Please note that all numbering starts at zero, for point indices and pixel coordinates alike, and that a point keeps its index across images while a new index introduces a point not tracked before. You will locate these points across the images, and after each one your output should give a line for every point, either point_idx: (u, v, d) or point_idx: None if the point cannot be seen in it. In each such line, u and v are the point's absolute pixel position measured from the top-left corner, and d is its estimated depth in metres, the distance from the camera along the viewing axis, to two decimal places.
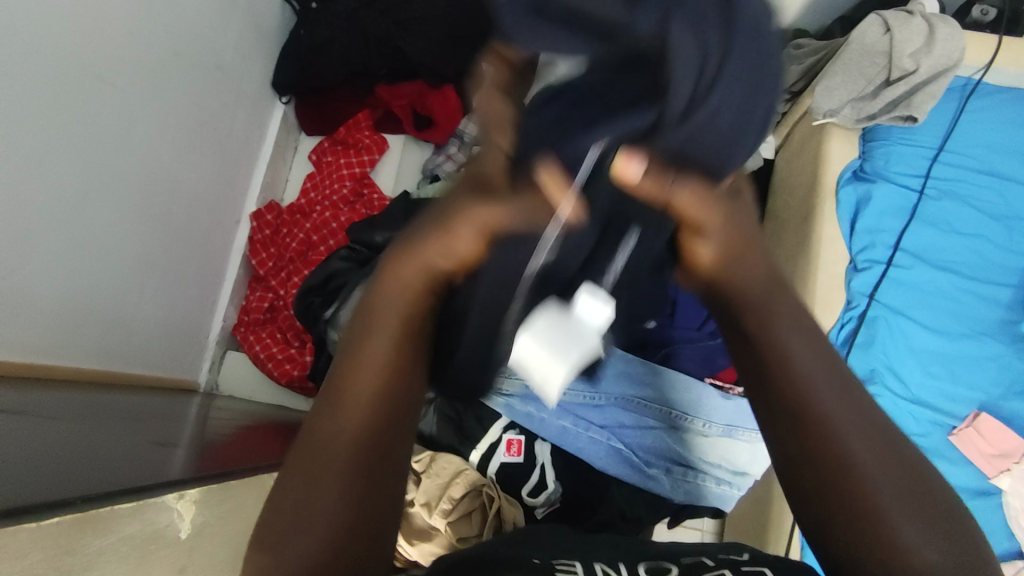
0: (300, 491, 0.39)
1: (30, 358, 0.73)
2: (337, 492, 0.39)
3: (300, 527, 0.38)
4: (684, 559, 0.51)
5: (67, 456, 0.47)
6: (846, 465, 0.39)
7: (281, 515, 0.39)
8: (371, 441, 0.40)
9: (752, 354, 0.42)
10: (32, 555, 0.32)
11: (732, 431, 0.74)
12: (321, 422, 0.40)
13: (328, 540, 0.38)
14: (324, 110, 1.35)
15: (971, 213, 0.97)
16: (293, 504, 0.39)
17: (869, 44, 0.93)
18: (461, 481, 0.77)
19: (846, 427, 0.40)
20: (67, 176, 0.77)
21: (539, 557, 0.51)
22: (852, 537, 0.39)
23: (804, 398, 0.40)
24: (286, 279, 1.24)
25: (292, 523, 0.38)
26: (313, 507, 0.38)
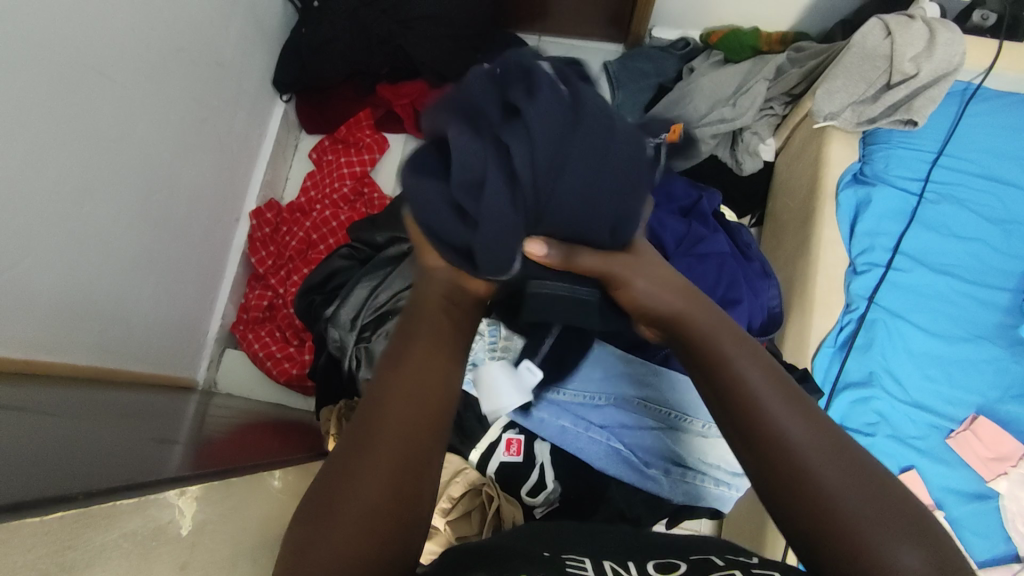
0: (343, 483, 0.43)
1: (29, 354, 0.73)
2: (380, 481, 0.43)
3: (340, 517, 0.42)
4: (692, 556, 0.51)
5: (68, 452, 0.47)
6: (802, 477, 0.43)
7: (325, 503, 0.43)
8: (408, 442, 0.44)
9: (711, 388, 0.48)
10: (37, 549, 0.32)
11: None
12: (371, 411, 0.45)
13: (367, 523, 0.42)
14: (325, 109, 1.35)
15: (969, 217, 0.97)
16: (334, 495, 0.43)
17: (870, 48, 0.93)
18: (461, 480, 0.77)
19: (800, 452, 0.43)
20: (68, 171, 0.77)
21: (550, 552, 0.51)
22: (834, 547, 0.42)
23: (757, 419, 0.45)
24: (285, 277, 1.24)
25: (334, 511, 0.42)
26: (353, 498, 0.42)
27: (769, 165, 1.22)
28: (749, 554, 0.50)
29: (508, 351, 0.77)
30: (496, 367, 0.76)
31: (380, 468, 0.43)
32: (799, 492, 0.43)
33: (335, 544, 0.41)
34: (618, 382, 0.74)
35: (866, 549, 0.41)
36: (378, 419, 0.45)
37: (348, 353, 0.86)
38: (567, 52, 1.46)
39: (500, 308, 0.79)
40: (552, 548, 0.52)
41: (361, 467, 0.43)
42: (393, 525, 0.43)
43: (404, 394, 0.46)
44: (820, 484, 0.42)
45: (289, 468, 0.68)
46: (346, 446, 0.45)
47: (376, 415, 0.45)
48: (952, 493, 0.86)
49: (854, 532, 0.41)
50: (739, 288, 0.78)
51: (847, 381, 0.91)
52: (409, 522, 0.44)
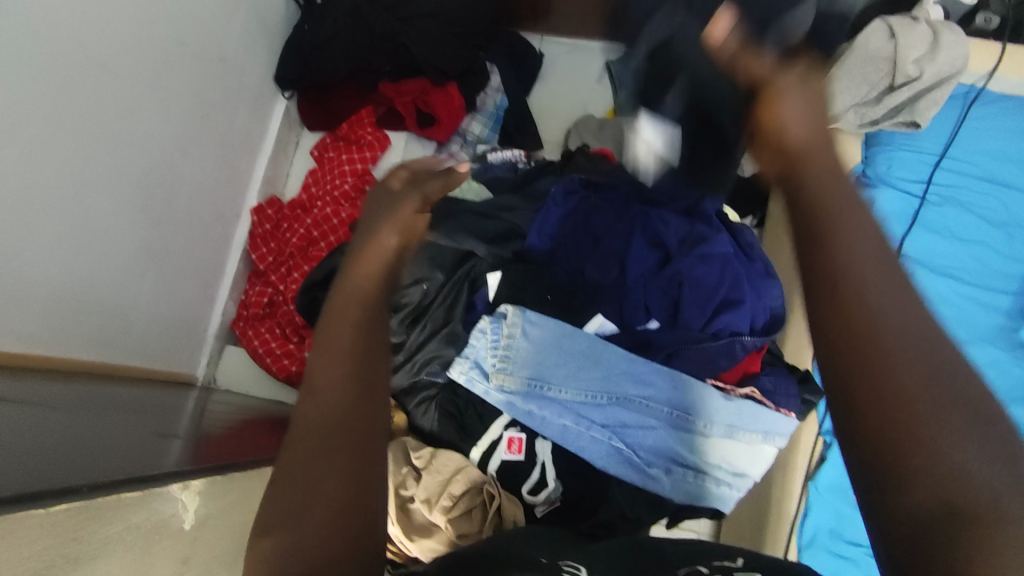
0: (297, 477, 0.43)
1: (28, 347, 0.73)
2: (342, 461, 0.44)
3: (296, 512, 0.42)
4: (677, 561, 0.50)
5: (70, 445, 0.47)
6: (902, 396, 0.37)
7: (282, 508, 0.42)
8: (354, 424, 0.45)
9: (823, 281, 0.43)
10: (43, 539, 0.32)
11: (733, 432, 0.74)
12: (317, 397, 0.46)
13: (336, 506, 0.42)
14: (327, 106, 1.35)
15: (972, 219, 0.97)
16: (290, 490, 0.43)
17: (874, 49, 0.91)
18: (462, 478, 0.76)
19: (896, 362, 0.38)
20: (68, 166, 0.76)
21: (547, 558, 0.50)
22: (879, 427, 0.37)
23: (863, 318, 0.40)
24: (286, 274, 1.23)
25: (291, 508, 0.42)
26: (309, 490, 0.43)
27: (771, 167, 1.22)
28: (734, 557, 0.50)
29: (508, 349, 0.77)
30: (498, 365, 0.76)
31: (333, 455, 0.44)
32: (862, 363, 0.39)
33: (310, 534, 0.41)
34: (620, 382, 0.75)
35: (915, 438, 0.35)
36: (323, 407, 0.46)
37: None
38: (571, 51, 1.46)
39: (502, 307, 0.80)
40: (549, 554, 0.52)
41: (316, 455, 0.44)
42: (351, 511, 0.43)
43: (345, 376, 0.47)
44: (894, 367, 0.38)
45: None
46: (295, 440, 0.45)
47: (321, 404, 0.46)
48: None
49: (910, 416, 0.36)
50: (743, 288, 0.79)
51: None
52: (367, 507, 0.44)
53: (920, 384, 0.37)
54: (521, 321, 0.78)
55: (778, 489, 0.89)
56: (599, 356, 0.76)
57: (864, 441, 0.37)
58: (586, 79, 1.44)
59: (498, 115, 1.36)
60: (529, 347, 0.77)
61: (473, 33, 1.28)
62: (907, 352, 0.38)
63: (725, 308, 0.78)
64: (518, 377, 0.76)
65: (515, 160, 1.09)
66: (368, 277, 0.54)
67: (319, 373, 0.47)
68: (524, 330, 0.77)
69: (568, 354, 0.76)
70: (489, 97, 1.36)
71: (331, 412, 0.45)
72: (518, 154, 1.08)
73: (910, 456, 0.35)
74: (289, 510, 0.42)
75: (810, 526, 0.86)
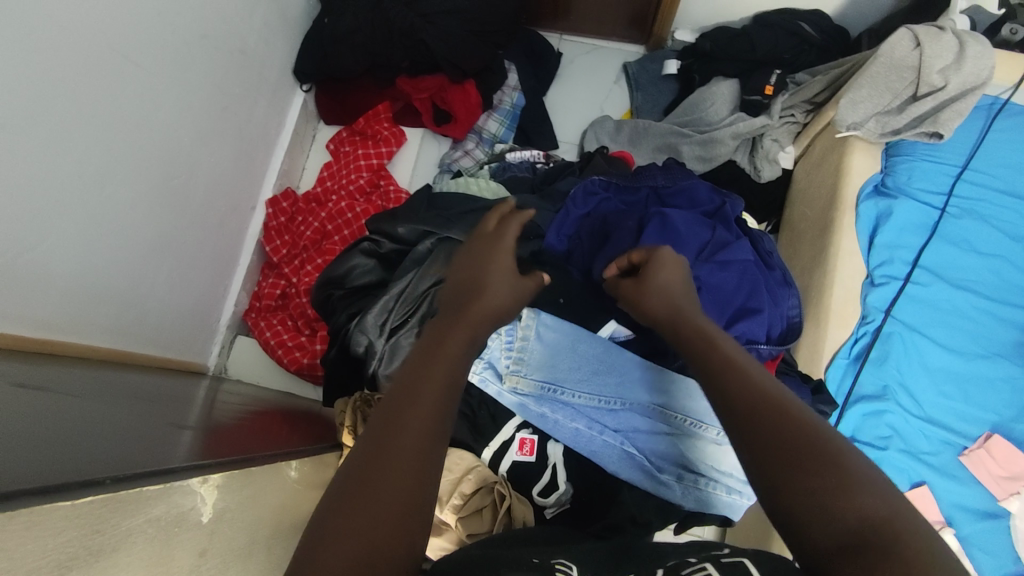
0: (347, 505, 0.43)
1: (42, 333, 0.74)
2: (399, 481, 0.45)
3: (340, 539, 0.42)
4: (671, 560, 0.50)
5: (87, 433, 0.47)
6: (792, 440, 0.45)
7: (322, 536, 0.42)
8: (416, 462, 0.46)
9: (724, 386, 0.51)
10: (66, 532, 0.32)
11: None
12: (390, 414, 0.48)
13: (384, 520, 0.43)
14: (345, 99, 1.35)
15: (991, 232, 0.96)
16: (336, 521, 0.43)
17: (898, 58, 0.92)
18: (473, 478, 0.77)
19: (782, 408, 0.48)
20: (88, 155, 0.77)
21: (538, 559, 0.50)
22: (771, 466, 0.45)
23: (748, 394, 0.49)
24: (299, 266, 1.24)
25: (336, 532, 0.42)
26: (358, 518, 0.43)
27: (788, 173, 1.21)
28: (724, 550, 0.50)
29: (522, 351, 0.77)
30: (511, 367, 0.76)
31: (384, 491, 0.44)
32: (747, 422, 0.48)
33: (353, 535, 0.42)
34: (633, 391, 0.75)
35: (794, 470, 0.44)
36: (384, 440, 0.46)
37: (374, 360, 0.86)
38: (590, 51, 1.46)
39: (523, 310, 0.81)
40: (541, 555, 0.51)
41: (367, 489, 0.44)
42: (395, 547, 0.43)
43: (410, 419, 0.47)
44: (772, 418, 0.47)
45: (301, 458, 0.68)
46: (350, 470, 0.46)
47: (386, 438, 0.46)
48: (964, 511, 0.85)
49: (790, 456, 0.45)
50: (762, 295, 0.78)
51: (861, 394, 0.90)
52: (409, 545, 0.44)
53: (795, 435, 0.46)
54: (534, 324, 0.79)
55: None
56: (612, 362, 0.76)
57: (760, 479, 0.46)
58: (604, 80, 1.43)
59: (515, 114, 1.36)
60: (543, 351, 0.77)
61: (492, 31, 1.28)
62: (777, 415, 0.47)
63: (742, 316, 0.78)
64: (530, 380, 0.76)
65: (533, 159, 1.11)
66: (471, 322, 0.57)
67: (389, 410, 0.48)
68: (538, 333, 0.78)
69: (585, 361, 0.76)
70: (506, 95, 1.36)
71: (393, 443, 0.46)
72: (537, 155, 1.09)
73: (801, 486, 0.44)
74: (333, 537, 0.42)
75: None
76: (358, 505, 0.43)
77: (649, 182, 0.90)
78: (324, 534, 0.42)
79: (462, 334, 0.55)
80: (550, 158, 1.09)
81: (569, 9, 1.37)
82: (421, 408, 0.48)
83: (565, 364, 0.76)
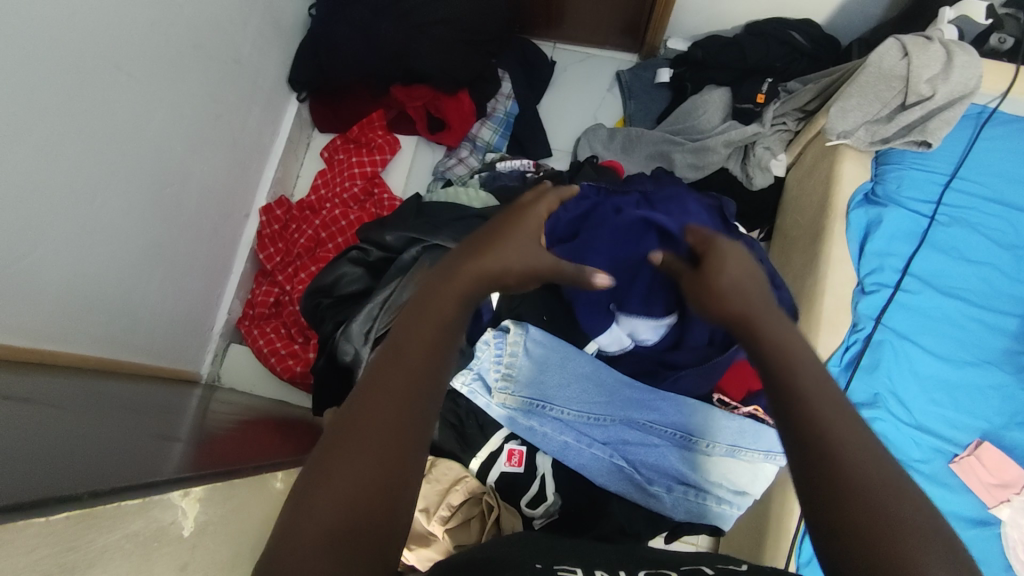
0: (313, 492, 0.42)
1: (32, 342, 0.74)
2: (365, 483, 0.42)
3: (312, 534, 0.40)
4: (684, 566, 0.51)
5: (70, 446, 0.47)
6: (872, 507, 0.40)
7: (292, 524, 0.41)
8: (382, 457, 0.43)
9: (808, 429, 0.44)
10: (37, 551, 0.32)
11: (735, 451, 0.74)
12: (364, 406, 0.45)
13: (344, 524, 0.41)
14: (339, 108, 1.36)
15: (980, 240, 0.97)
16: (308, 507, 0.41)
17: (887, 68, 0.93)
18: (461, 488, 0.77)
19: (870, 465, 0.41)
20: (81, 164, 0.77)
21: (541, 564, 0.49)
22: (862, 542, 0.39)
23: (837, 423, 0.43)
24: (293, 274, 1.23)
25: (307, 523, 0.40)
26: (329, 498, 0.41)
27: (780, 180, 1.22)
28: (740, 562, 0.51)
29: (512, 366, 0.76)
30: (500, 382, 0.76)
31: (344, 489, 0.42)
32: (831, 486, 0.41)
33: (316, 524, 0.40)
34: (623, 407, 0.75)
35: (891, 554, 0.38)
36: (376, 399, 0.45)
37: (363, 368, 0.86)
38: (583, 59, 1.46)
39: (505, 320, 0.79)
40: (543, 559, 0.51)
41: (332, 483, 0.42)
42: (380, 523, 0.42)
43: (375, 420, 0.44)
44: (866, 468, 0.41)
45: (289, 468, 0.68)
46: (336, 427, 0.45)
47: (355, 420, 0.44)
48: (955, 518, 0.85)
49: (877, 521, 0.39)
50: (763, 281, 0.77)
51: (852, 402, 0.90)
52: (377, 541, 0.42)
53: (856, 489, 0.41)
54: (523, 338, 0.77)
55: (778, 504, 0.88)
56: (601, 380, 0.75)
57: (828, 544, 0.40)
58: (596, 88, 1.43)
59: (509, 122, 1.37)
60: (532, 364, 0.76)
61: (486, 40, 1.29)
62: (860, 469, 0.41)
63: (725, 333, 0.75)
64: (519, 396, 0.75)
65: (526, 168, 1.11)
66: (454, 281, 0.51)
67: (360, 401, 0.45)
68: (528, 347, 0.76)
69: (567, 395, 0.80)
70: (500, 103, 1.37)
71: (382, 394, 0.45)
72: (527, 164, 1.10)
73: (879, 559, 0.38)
74: (317, 501, 0.41)
75: (810, 546, 0.84)
76: (345, 452, 0.43)
77: (639, 184, 0.91)
78: (314, 490, 0.42)
79: (452, 300, 0.50)
80: (540, 167, 1.10)
81: (562, 19, 1.39)
82: (387, 406, 0.45)
83: (550, 381, 0.75)
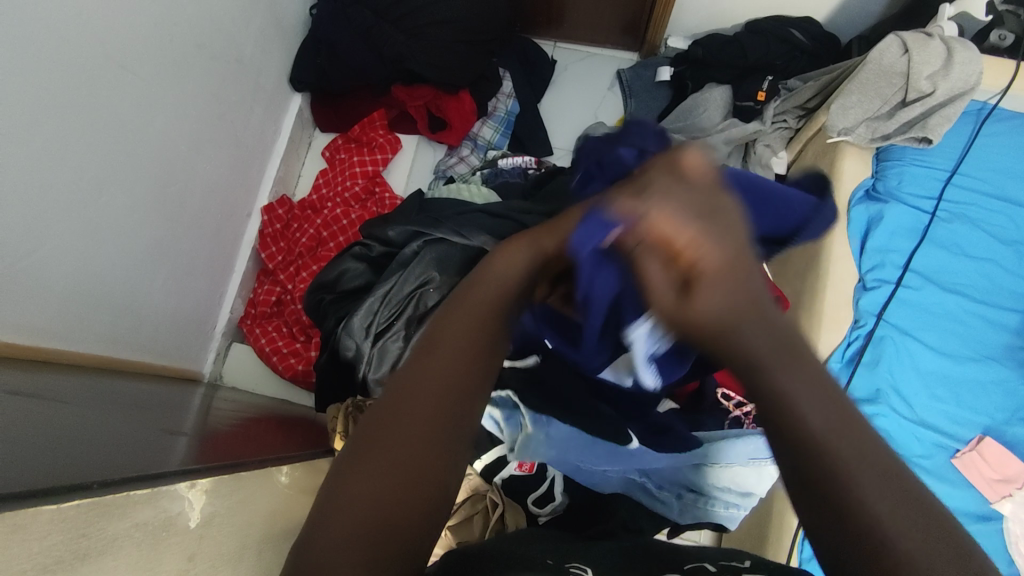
0: (346, 480, 0.42)
1: (36, 340, 0.74)
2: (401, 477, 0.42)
3: (350, 525, 0.40)
4: (687, 565, 0.50)
5: (78, 439, 0.47)
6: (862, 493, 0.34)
7: (329, 513, 0.41)
8: (419, 450, 0.43)
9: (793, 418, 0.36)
10: (48, 538, 0.32)
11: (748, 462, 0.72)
12: (403, 398, 0.44)
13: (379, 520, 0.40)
14: (340, 109, 1.37)
15: (981, 236, 0.97)
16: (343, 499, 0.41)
17: (887, 65, 0.94)
18: (465, 485, 0.81)
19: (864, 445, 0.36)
20: (86, 163, 0.78)
21: (552, 560, 0.49)
22: (842, 541, 0.34)
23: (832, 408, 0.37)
24: (294, 273, 1.24)
25: (343, 513, 0.40)
26: (361, 488, 0.41)
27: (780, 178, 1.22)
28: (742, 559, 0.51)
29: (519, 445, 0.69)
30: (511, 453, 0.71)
31: (382, 482, 0.41)
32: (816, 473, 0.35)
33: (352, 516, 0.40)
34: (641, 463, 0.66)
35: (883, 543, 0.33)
36: (410, 392, 0.44)
37: (365, 363, 0.86)
38: (583, 58, 1.47)
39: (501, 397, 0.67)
40: (556, 556, 0.51)
41: (369, 476, 0.41)
42: (409, 519, 0.42)
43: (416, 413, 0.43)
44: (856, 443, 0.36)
45: (292, 464, 0.68)
46: (373, 418, 0.44)
47: (393, 410, 0.44)
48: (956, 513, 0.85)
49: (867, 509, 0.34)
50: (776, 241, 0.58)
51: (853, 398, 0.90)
52: (413, 531, 0.42)
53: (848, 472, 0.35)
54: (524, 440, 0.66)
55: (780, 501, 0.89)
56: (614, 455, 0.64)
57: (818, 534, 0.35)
58: (597, 87, 1.44)
59: (510, 121, 1.37)
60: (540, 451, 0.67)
61: (487, 39, 1.29)
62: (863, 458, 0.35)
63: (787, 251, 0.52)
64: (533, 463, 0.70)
65: (527, 166, 1.11)
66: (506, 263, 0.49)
67: (397, 392, 0.44)
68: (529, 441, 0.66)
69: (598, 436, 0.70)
70: (500, 103, 1.37)
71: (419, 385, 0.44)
72: (529, 162, 1.10)
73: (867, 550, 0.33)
74: (353, 494, 0.41)
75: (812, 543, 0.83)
76: (381, 446, 0.42)
77: None
78: (350, 481, 0.41)
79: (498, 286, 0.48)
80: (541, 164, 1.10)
81: (562, 18, 1.39)
82: (426, 399, 0.44)
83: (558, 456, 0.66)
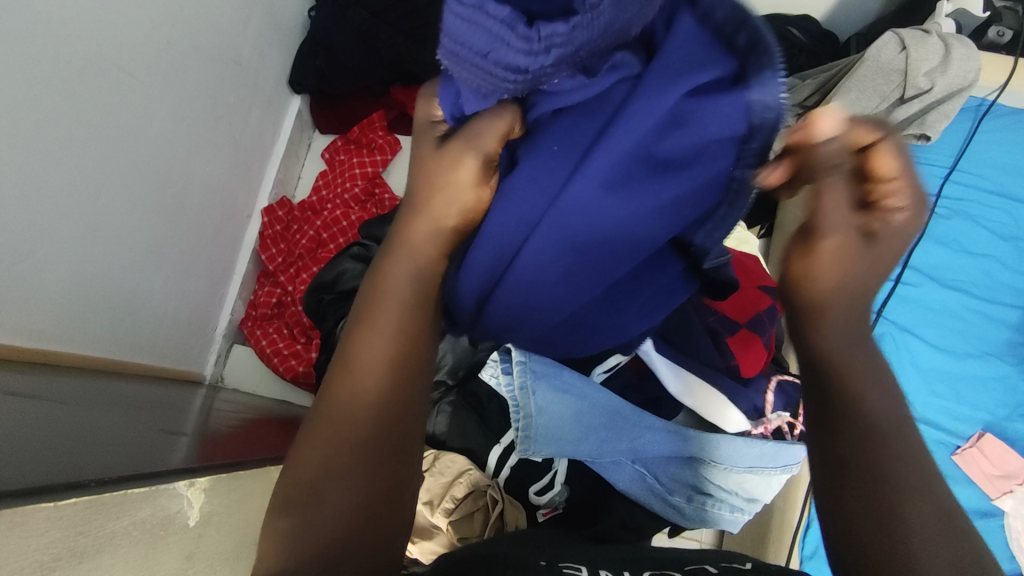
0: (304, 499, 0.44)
1: (36, 342, 0.74)
2: (351, 488, 0.45)
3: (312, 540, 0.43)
4: (688, 566, 0.50)
5: (75, 438, 0.48)
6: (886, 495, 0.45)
7: (287, 530, 0.44)
8: (363, 462, 0.45)
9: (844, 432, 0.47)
10: (47, 535, 0.32)
11: (755, 470, 0.73)
12: (335, 414, 0.45)
13: (338, 529, 0.44)
14: (340, 111, 1.37)
15: (981, 233, 0.97)
16: (298, 516, 0.44)
17: (885, 62, 0.94)
18: (464, 481, 0.79)
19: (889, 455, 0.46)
20: (84, 164, 0.78)
21: (545, 561, 0.49)
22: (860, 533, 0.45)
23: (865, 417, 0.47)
24: (294, 274, 1.25)
25: (301, 531, 0.43)
26: (322, 503, 0.44)
27: None
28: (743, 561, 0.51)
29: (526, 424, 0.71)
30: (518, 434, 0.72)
31: (333, 499, 0.44)
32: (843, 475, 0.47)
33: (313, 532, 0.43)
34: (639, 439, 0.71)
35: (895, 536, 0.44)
36: (351, 409, 0.45)
37: None
38: None
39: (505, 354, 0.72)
40: (546, 558, 0.51)
41: (318, 495, 0.44)
42: (373, 517, 0.45)
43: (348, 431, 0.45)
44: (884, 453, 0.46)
45: None
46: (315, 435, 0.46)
47: (332, 428, 0.45)
48: None
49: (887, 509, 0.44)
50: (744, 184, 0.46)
51: None
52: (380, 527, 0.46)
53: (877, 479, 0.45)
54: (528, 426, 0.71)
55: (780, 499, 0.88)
56: (618, 426, 0.71)
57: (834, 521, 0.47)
58: None
59: None
60: (552, 428, 0.70)
61: None
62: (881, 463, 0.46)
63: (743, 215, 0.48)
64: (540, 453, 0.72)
65: None
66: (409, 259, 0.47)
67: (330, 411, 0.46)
68: (535, 423, 0.70)
69: (568, 431, 0.70)
70: None
71: (352, 404, 0.46)
72: None
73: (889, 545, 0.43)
74: (310, 511, 0.44)
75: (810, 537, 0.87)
76: (329, 461, 0.45)
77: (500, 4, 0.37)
78: (306, 498, 0.44)
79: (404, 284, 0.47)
80: None
81: None
82: (361, 415, 0.45)
83: (565, 439, 0.70)
